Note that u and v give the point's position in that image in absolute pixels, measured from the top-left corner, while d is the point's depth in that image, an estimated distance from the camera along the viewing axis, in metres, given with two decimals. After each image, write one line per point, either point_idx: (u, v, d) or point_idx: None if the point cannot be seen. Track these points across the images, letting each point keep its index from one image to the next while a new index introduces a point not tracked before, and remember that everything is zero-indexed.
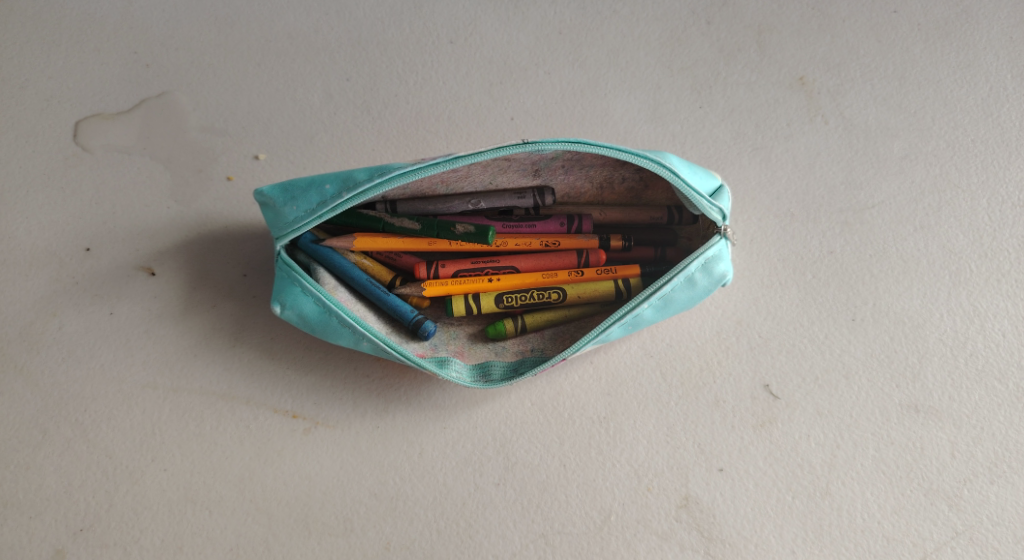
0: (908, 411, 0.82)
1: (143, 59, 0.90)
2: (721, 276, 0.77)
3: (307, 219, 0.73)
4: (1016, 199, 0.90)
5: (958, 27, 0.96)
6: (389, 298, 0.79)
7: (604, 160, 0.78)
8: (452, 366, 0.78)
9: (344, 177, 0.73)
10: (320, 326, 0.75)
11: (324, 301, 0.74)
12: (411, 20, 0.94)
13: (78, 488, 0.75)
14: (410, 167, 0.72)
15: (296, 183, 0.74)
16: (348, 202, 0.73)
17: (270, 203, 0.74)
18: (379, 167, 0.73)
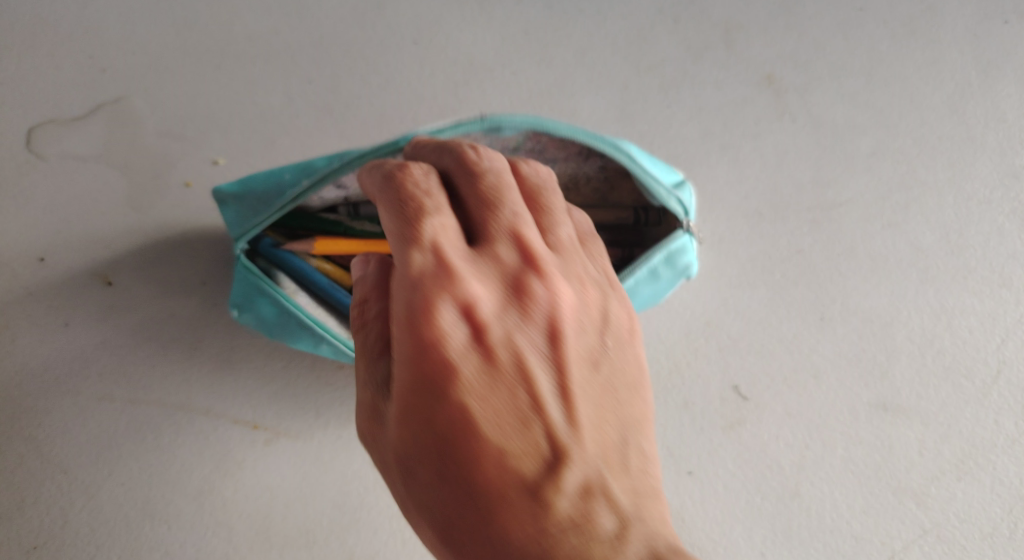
0: (876, 409, 0.82)
1: (99, 63, 0.86)
2: (684, 267, 0.77)
3: (264, 211, 0.72)
4: (981, 195, 0.90)
5: (924, 24, 0.96)
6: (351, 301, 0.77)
7: (566, 153, 0.75)
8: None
9: (304, 166, 0.73)
10: (278, 327, 0.74)
11: (281, 301, 0.73)
12: (375, 20, 0.92)
13: (31, 506, 0.73)
14: (365, 149, 0.68)
15: (256, 177, 0.74)
16: (308, 191, 0.70)
17: (228, 198, 0.74)
18: (339, 154, 0.71)
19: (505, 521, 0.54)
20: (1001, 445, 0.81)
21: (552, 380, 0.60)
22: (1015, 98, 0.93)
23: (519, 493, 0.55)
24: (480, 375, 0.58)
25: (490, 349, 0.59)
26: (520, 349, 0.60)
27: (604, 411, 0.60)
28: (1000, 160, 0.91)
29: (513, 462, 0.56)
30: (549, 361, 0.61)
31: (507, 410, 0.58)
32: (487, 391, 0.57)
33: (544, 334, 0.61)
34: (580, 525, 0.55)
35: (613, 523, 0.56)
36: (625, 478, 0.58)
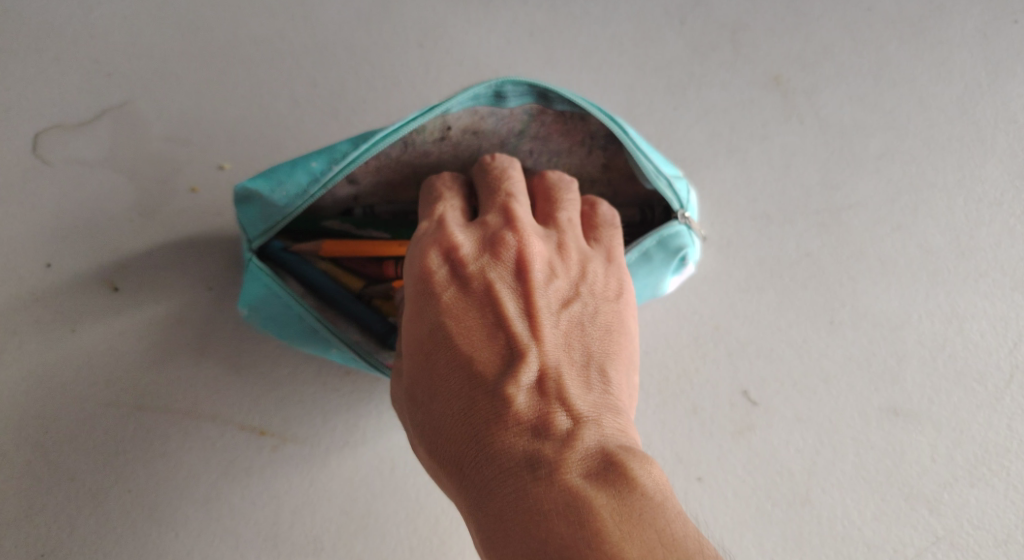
0: (887, 414, 0.81)
1: (104, 68, 0.85)
2: (679, 249, 0.76)
3: (298, 200, 0.70)
4: (991, 197, 0.89)
5: (932, 24, 0.95)
6: (356, 307, 0.78)
7: (569, 143, 0.77)
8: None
9: (328, 151, 0.70)
10: (289, 329, 0.74)
11: (294, 303, 0.72)
12: (380, 23, 0.92)
13: (38, 513, 0.73)
14: (391, 127, 0.69)
15: (279, 167, 0.71)
16: (339, 174, 0.70)
17: (254, 193, 0.70)
18: (362, 134, 0.70)
19: (473, 421, 0.58)
20: (1014, 450, 0.80)
21: (523, 306, 0.65)
22: None
23: (484, 397, 0.59)
24: (459, 299, 0.64)
25: (468, 280, 0.65)
26: (495, 280, 0.66)
27: (572, 338, 0.64)
28: (1010, 161, 0.91)
29: (481, 371, 0.60)
30: (521, 290, 0.66)
31: (480, 330, 0.63)
32: (462, 312, 0.63)
33: (518, 267, 0.67)
34: (542, 427, 0.57)
35: (569, 420, 0.58)
36: (588, 391, 0.61)
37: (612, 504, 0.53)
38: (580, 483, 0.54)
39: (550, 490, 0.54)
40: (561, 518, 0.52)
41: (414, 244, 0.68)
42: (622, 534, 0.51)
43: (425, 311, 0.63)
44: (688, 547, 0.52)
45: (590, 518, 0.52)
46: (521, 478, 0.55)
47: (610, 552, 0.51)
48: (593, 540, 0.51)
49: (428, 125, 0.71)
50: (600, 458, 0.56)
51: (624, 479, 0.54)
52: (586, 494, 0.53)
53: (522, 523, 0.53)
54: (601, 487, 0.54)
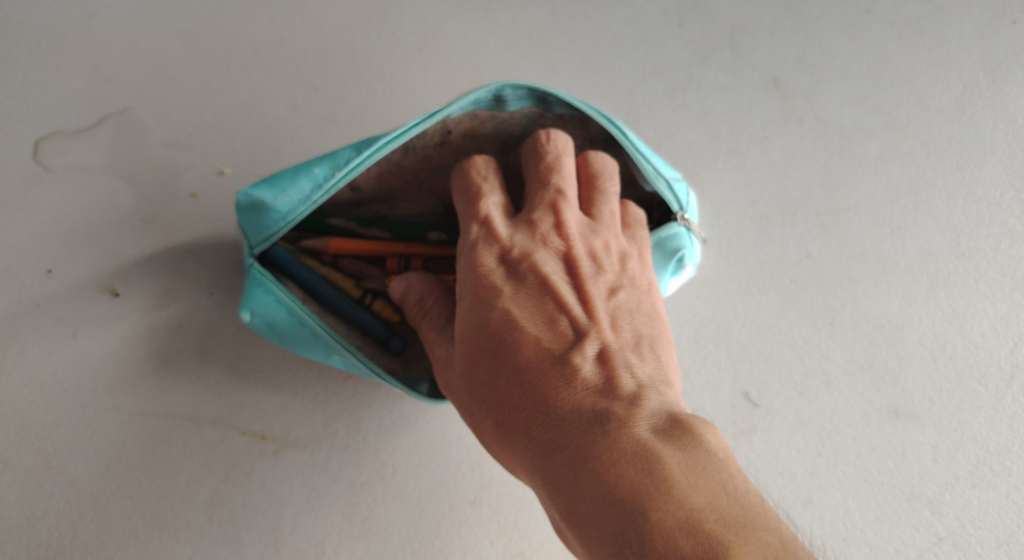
0: (888, 415, 0.81)
1: (105, 74, 0.86)
2: (675, 251, 0.76)
3: (302, 207, 0.70)
4: (991, 198, 0.89)
5: (930, 25, 0.96)
6: (357, 313, 0.78)
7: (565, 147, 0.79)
8: (422, 385, 0.76)
9: (331, 158, 0.70)
10: (291, 337, 0.74)
11: (297, 310, 0.72)
12: (379, 28, 0.92)
13: (40, 518, 0.73)
14: (396, 132, 0.69)
15: (281, 174, 0.70)
16: (341, 181, 0.70)
17: (258, 201, 0.69)
18: (365, 140, 0.71)
19: (539, 394, 0.61)
20: (1016, 451, 0.80)
21: (577, 292, 0.68)
22: None
23: (548, 373, 0.62)
24: (518, 289, 0.67)
25: (524, 272, 0.68)
26: (550, 270, 0.68)
27: (624, 318, 0.67)
28: (1011, 161, 0.91)
29: (543, 350, 0.63)
30: (575, 277, 0.69)
31: (539, 314, 0.65)
32: (521, 300, 0.66)
33: (571, 257, 0.70)
34: (606, 396, 0.60)
35: (633, 384, 0.62)
36: (645, 365, 0.64)
37: (678, 456, 0.56)
38: (647, 438, 0.57)
39: (620, 446, 0.57)
40: (632, 469, 0.55)
41: (467, 240, 0.69)
42: (689, 482, 0.55)
43: (485, 299, 0.66)
44: (749, 496, 0.55)
45: (659, 467, 0.55)
46: (590, 438, 0.58)
47: (680, 495, 0.54)
48: (662, 485, 0.54)
49: (428, 130, 0.72)
50: (662, 420, 0.59)
51: (687, 435, 0.57)
52: (654, 449, 0.56)
53: (594, 475, 0.56)
54: (666, 441, 0.57)
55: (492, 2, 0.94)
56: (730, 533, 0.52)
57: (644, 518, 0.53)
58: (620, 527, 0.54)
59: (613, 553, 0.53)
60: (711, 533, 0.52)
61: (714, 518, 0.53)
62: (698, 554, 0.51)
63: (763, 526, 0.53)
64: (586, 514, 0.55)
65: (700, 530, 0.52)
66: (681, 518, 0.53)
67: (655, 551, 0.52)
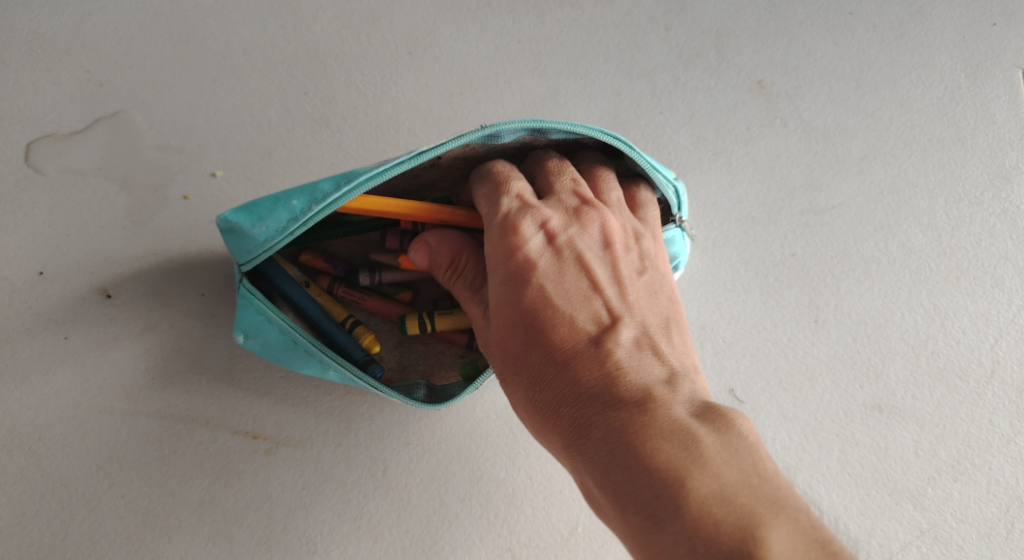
0: (872, 411, 0.83)
1: (97, 78, 0.86)
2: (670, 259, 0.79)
3: (278, 237, 0.70)
4: (972, 197, 0.91)
5: (912, 28, 0.97)
6: (339, 335, 0.78)
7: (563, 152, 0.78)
8: (418, 391, 0.78)
9: (310, 190, 0.70)
10: (286, 354, 0.75)
11: (289, 330, 0.73)
12: (370, 31, 0.93)
13: (32, 519, 0.74)
14: (376, 169, 0.69)
15: (262, 202, 0.71)
16: (319, 215, 0.70)
17: (237, 227, 0.70)
18: (345, 174, 0.70)
19: (575, 369, 0.63)
20: (997, 445, 0.82)
21: (607, 274, 0.69)
22: (1004, 100, 0.95)
23: (585, 351, 0.64)
24: (552, 271, 0.67)
25: (557, 254, 0.68)
26: (581, 252, 0.70)
27: (650, 302, 0.69)
28: (990, 161, 0.93)
29: (578, 330, 0.65)
30: (602, 258, 0.70)
31: (573, 293, 0.67)
32: (556, 281, 0.67)
33: (599, 240, 0.71)
34: (642, 376, 0.63)
35: (666, 371, 0.64)
36: (675, 349, 0.66)
37: (714, 438, 0.58)
38: (686, 420, 0.59)
39: (658, 423, 0.59)
40: (672, 446, 0.58)
41: (496, 217, 0.69)
42: (723, 460, 0.57)
43: (520, 273, 0.66)
44: (777, 479, 0.57)
45: (697, 444, 0.58)
46: (631, 417, 0.60)
47: (714, 471, 0.56)
48: (698, 460, 0.57)
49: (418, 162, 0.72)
50: (693, 401, 0.62)
51: (722, 417, 0.60)
52: (692, 430, 0.59)
53: (635, 449, 0.58)
54: (703, 422, 0.59)
55: (481, 6, 0.95)
56: (763, 509, 0.55)
57: (682, 486, 0.56)
58: (656, 493, 0.56)
59: (646, 519, 0.56)
60: (744, 507, 0.55)
61: (746, 493, 0.56)
62: (733, 522, 0.54)
63: (791, 503, 0.56)
64: (622, 484, 0.58)
65: (734, 506, 0.55)
66: (716, 490, 0.56)
67: (689, 518, 0.55)
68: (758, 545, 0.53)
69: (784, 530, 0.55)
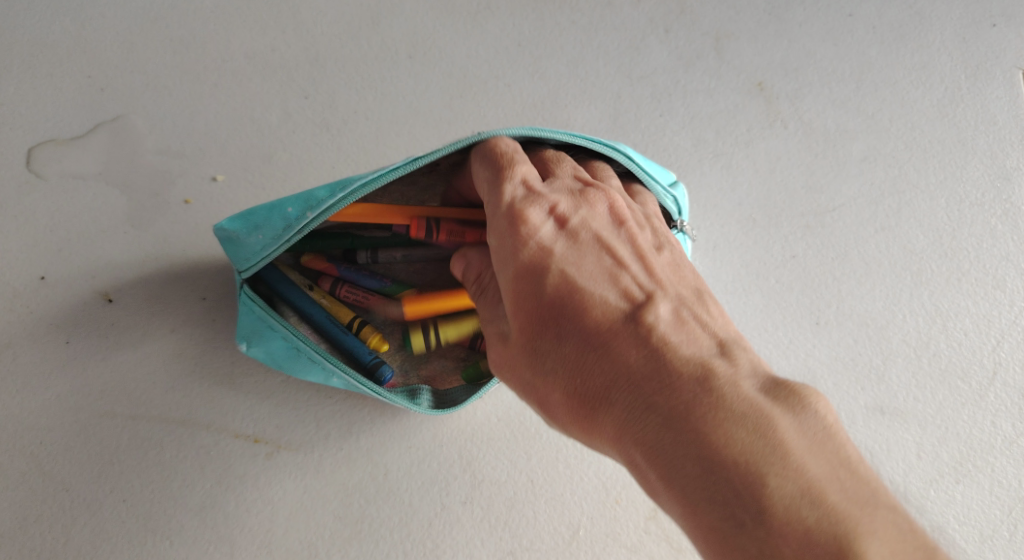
0: (873, 413, 0.83)
1: (97, 83, 0.87)
2: None
3: (273, 245, 0.71)
4: (973, 198, 0.91)
5: (912, 29, 0.97)
6: (345, 339, 0.78)
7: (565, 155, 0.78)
8: (422, 396, 0.79)
9: (306, 197, 0.70)
10: (289, 362, 0.75)
11: (291, 336, 0.74)
12: (370, 35, 0.93)
13: (33, 524, 0.73)
14: (370, 177, 0.69)
15: (257, 211, 0.72)
16: (313, 223, 0.70)
17: (233, 235, 0.72)
18: (340, 181, 0.70)
19: (610, 355, 0.61)
20: (999, 447, 0.82)
21: (626, 254, 0.68)
22: (1004, 101, 0.95)
23: (620, 334, 0.61)
24: (572, 257, 0.66)
25: (573, 239, 0.67)
26: (598, 234, 0.68)
27: (677, 276, 0.68)
28: (990, 162, 0.93)
29: (612, 312, 0.63)
30: (619, 240, 0.69)
31: (596, 276, 0.65)
32: (578, 266, 0.65)
33: (612, 222, 0.70)
34: (689, 350, 0.60)
35: (714, 340, 0.61)
36: (716, 316, 0.64)
37: (790, 420, 0.55)
38: (756, 397, 0.56)
39: (715, 402, 0.56)
40: (738, 430, 0.54)
41: (504, 208, 0.67)
42: (806, 448, 0.54)
43: (536, 265, 0.65)
44: (864, 471, 0.54)
45: (773, 430, 0.54)
46: (695, 398, 0.56)
47: (797, 464, 0.53)
48: (780, 452, 0.54)
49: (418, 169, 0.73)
50: (751, 372, 0.58)
51: (793, 395, 0.57)
52: (767, 412, 0.55)
53: (698, 434, 0.55)
54: (775, 402, 0.56)
55: (481, 10, 0.96)
56: (856, 511, 0.52)
57: (762, 483, 0.52)
58: (737, 491, 0.53)
59: (726, 518, 0.52)
60: (836, 507, 0.52)
61: (836, 490, 0.52)
62: (826, 528, 0.51)
63: (885, 504, 0.53)
64: (691, 478, 0.54)
65: (826, 507, 0.52)
66: (803, 486, 0.52)
67: (778, 523, 0.51)
68: (857, 554, 0.50)
69: (882, 535, 0.51)
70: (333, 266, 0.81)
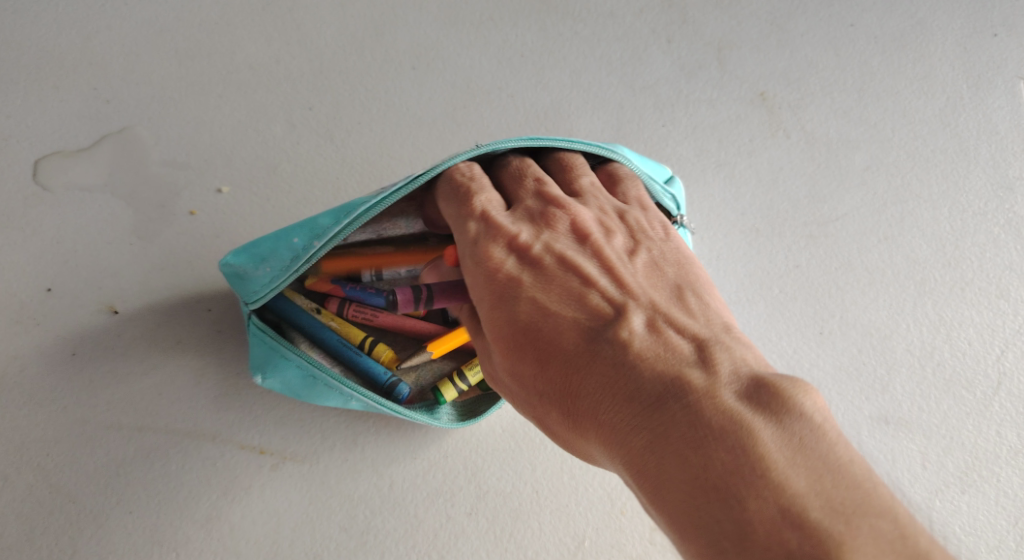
0: (878, 423, 0.82)
1: (104, 95, 0.87)
2: None
3: (281, 275, 0.72)
4: (976, 207, 0.91)
5: (914, 39, 0.98)
6: (361, 359, 0.80)
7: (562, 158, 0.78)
8: (442, 409, 0.81)
9: (310, 226, 0.72)
10: (306, 390, 0.76)
11: (307, 365, 0.74)
12: (374, 46, 0.93)
13: (39, 536, 0.73)
14: (373, 201, 0.69)
15: (262, 245, 0.74)
16: (321, 250, 0.71)
17: (239, 271, 0.73)
18: (343, 208, 0.71)
19: (586, 374, 0.60)
20: (1004, 456, 0.82)
21: (597, 261, 0.67)
22: (1006, 109, 0.95)
23: (591, 353, 0.60)
24: (540, 277, 0.65)
25: (539, 256, 0.66)
26: (567, 247, 0.68)
27: (653, 279, 0.66)
28: (993, 172, 0.93)
29: (581, 330, 0.62)
30: (589, 246, 0.68)
31: (566, 294, 0.64)
32: (545, 287, 0.64)
33: (582, 231, 0.69)
34: (662, 363, 0.58)
35: (691, 345, 0.59)
36: (693, 319, 0.62)
37: (772, 429, 0.52)
38: (734, 405, 0.54)
39: (691, 416, 0.54)
40: (716, 447, 0.52)
41: (466, 240, 0.68)
42: (787, 458, 0.51)
43: (503, 290, 0.64)
44: (857, 474, 0.51)
45: (754, 444, 0.51)
46: (667, 417, 0.55)
47: (779, 480, 0.50)
48: (759, 468, 0.51)
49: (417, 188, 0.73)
50: (728, 377, 0.56)
51: (779, 397, 0.54)
52: (744, 421, 0.53)
53: (677, 454, 0.53)
54: (756, 410, 0.53)
55: (483, 21, 0.96)
56: (840, 523, 0.49)
57: (741, 507, 0.50)
58: (717, 517, 0.50)
59: (712, 545, 0.50)
60: (819, 524, 0.49)
61: (818, 503, 0.49)
62: (811, 550, 0.48)
63: (875, 510, 0.49)
64: (675, 501, 0.52)
65: (807, 524, 0.49)
66: (783, 503, 0.49)
67: (759, 547, 0.49)
68: None
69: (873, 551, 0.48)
70: (339, 287, 0.81)
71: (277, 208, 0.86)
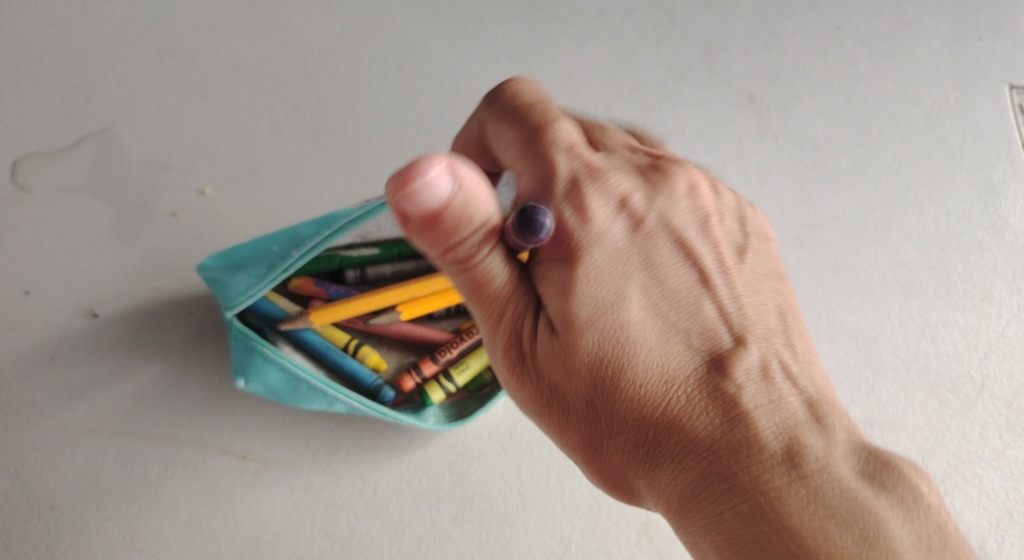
0: (863, 425, 0.82)
1: (84, 94, 0.86)
2: None
3: (258, 283, 0.72)
4: (961, 210, 0.92)
5: (901, 42, 0.98)
6: (346, 362, 0.80)
7: None
8: (429, 412, 0.81)
9: (290, 237, 0.72)
10: (289, 393, 0.75)
11: (290, 368, 0.73)
12: (359, 46, 0.92)
13: (17, 542, 0.72)
14: (354, 213, 0.69)
15: (241, 253, 0.74)
16: (298, 260, 0.71)
17: (216, 277, 0.73)
18: (323, 220, 0.72)
19: (688, 410, 0.56)
20: (986, 459, 0.82)
21: (707, 255, 0.62)
22: (992, 113, 0.96)
23: (703, 381, 0.57)
24: (649, 263, 0.60)
25: (649, 231, 0.61)
26: (678, 224, 0.62)
27: (763, 294, 0.63)
28: (978, 175, 0.93)
29: (695, 348, 0.58)
30: (701, 234, 0.63)
31: (677, 288, 0.60)
32: (655, 274, 0.59)
33: (691, 206, 0.63)
34: (780, 416, 0.56)
35: (807, 401, 0.58)
36: (804, 365, 0.60)
37: (899, 521, 0.53)
38: (855, 483, 0.54)
39: (810, 490, 0.53)
40: (837, 532, 0.52)
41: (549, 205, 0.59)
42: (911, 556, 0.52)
43: (601, 287, 0.58)
44: None
45: (881, 535, 0.52)
46: (778, 483, 0.53)
47: None
48: None
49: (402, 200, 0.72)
50: (842, 443, 0.56)
51: (904, 485, 0.55)
52: (871, 505, 0.53)
53: (783, 529, 0.52)
54: (878, 491, 0.54)
55: (471, 19, 0.95)
56: None
57: None
58: None
59: None
60: None
61: None
62: None
63: None
64: None
65: None
66: None
67: None
68: None
69: None
70: (323, 288, 0.81)
71: (261, 210, 0.85)
